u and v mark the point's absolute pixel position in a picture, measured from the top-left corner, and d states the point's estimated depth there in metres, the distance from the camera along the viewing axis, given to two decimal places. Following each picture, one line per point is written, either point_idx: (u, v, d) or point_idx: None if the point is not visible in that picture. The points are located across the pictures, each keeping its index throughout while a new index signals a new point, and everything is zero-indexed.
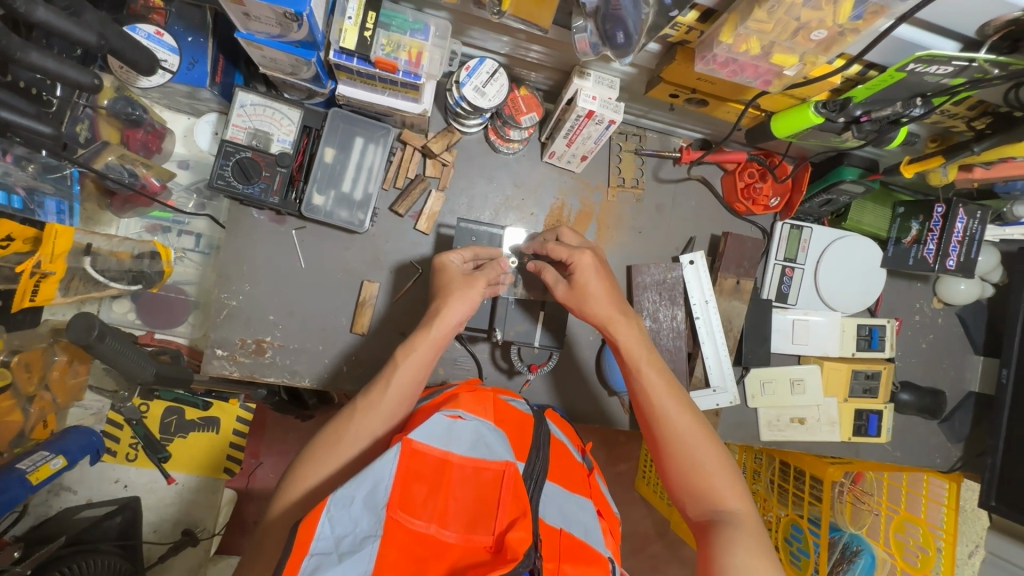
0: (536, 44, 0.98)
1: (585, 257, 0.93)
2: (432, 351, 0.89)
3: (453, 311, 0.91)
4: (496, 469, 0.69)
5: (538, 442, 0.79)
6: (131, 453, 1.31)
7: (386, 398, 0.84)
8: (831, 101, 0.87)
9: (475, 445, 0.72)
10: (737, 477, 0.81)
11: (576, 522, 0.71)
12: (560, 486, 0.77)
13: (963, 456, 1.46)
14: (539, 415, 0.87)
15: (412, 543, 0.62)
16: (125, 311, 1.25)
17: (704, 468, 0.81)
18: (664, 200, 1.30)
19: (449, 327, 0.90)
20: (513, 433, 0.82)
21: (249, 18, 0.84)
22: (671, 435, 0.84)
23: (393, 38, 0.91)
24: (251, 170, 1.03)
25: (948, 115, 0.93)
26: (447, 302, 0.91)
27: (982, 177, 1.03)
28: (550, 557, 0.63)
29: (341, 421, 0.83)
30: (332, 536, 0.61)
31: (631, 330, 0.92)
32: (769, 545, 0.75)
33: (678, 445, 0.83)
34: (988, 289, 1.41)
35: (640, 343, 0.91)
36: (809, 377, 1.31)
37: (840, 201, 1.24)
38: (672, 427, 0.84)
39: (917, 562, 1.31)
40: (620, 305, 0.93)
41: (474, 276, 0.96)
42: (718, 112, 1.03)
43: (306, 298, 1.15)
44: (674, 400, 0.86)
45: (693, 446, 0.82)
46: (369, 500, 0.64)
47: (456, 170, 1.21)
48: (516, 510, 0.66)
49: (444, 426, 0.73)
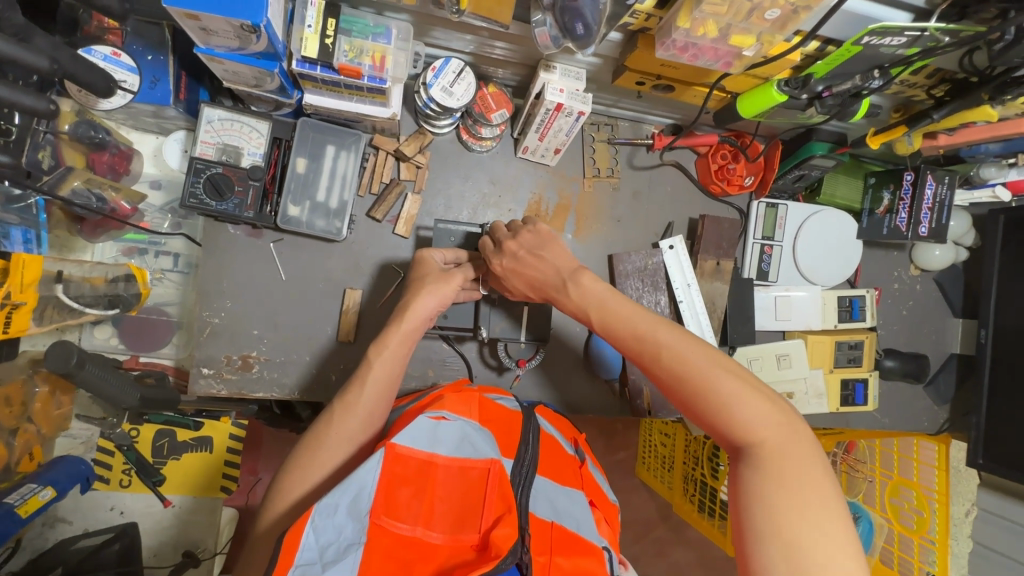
0: (500, 41, 0.98)
1: (500, 265, 0.95)
2: (404, 346, 0.88)
3: (423, 305, 0.91)
4: (481, 467, 0.70)
5: (525, 437, 0.80)
6: (125, 479, 1.30)
7: (364, 399, 0.83)
8: (792, 79, 0.88)
9: (460, 445, 0.72)
10: (756, 396, 0.70)
11: (567, 516, 0.71)
12: (550, 480, 0.78)
13: (951, 417, 1.51)
14: (527, 410, 0.88)
15: (398, 547, 0.62)
16: (107, 336, 1.24)
17: (713, 402, 0.71)
18: (640, 185, 1.32)
19: (421, 319, 0.90)
20: (502, 430, 0.82)
21: (206, 33, 0.81)
22: (666, 377, 0.76)
23: (355, 43, 0.90)
24: (222, 185, 1.02)
25: (907, 85, 0.94)
26: (417, 298, 0.91)
27: (947, 143, 1.05)
28: (541, 550, 0.64)
29: (320, 427, 0.82)
30: (317, 546, 0.61)
31: (582, 287, 0.86)
32: (812, 470, 0.65)
33: (675, 385, 0.75)
34: (963, 253, 1.45)
35: (598, 295, 0.85)
36: (795, 351, 1.33)
37: (813, 175, 1.25)
38: (662, 368, 0.76)
39: (913, 524, 1.35)
40: (556, 280, 0.90)
41: (451, 272, 0.97)
42: (685, 96, 1.04)
43: (290, 310, 1.15)
44: (655, 338, 0.78)
45: (691, 381, 0.73)
46: (354, 508, 0.64)
47: (431, 172, 1.21)
48: (502, 507, 0.67)
49: (427, 428, 0.73)
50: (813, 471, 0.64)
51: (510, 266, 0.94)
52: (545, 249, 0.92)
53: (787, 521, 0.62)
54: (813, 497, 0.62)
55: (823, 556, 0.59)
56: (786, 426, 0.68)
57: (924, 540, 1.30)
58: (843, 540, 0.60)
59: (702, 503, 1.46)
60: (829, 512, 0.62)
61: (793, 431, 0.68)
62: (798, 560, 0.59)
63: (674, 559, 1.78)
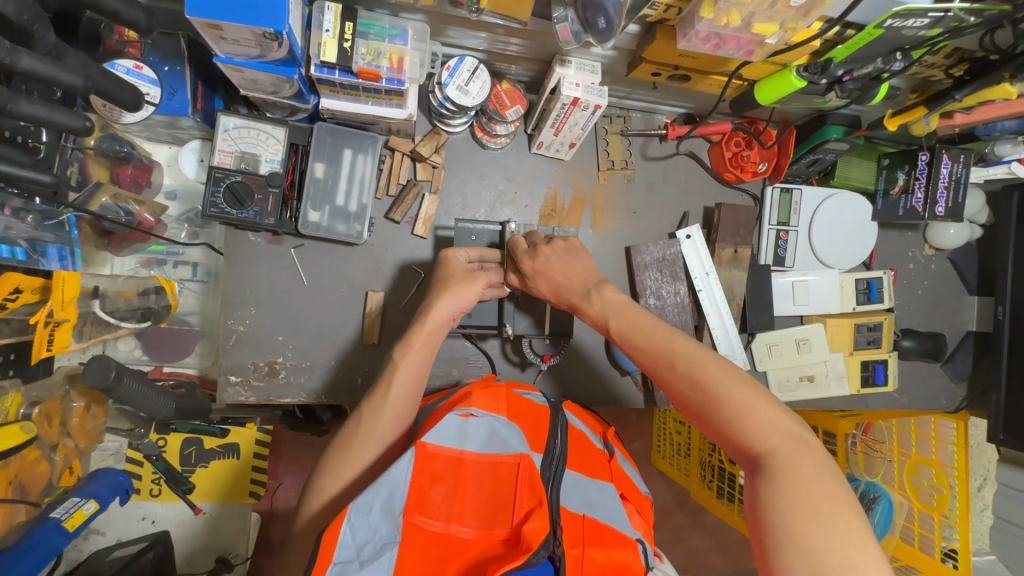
0: (515, 37, 0.98)
1: (531, 265, 0.96)
2: (429, 345, 0.89)
3: (446, 305, 0.91)
4: (511, 462, 0.71)
5: (553, 432, 0.81)
6: (155, 488, 1.31)
7: (391, 399, 0.84)
8: (811, 64, 0.88)
9: (489, 441, 0.73)
10: (770, 405, 0.71)
11: (598, 508, 0.73)
12: (580, 474, 0.79)
13: (969, 395, 1.51)
14: (554, 406, 0.89)
15: (431, 545, 0.63)
16: (131, 348, 1.25)
17: (727, 408, 0.72)
18: (654, 176, 1.32)
19: (443, 320, 0.91)
20: (530, 425, 0.83)
21: (224, 42, 0.81)
22: (681, 383, 0.77)
23: (372, 46, 0.89)
24: (242, 194, 1.03)
25: (926, 66, 0.94)
26: (441, 298, 0.92)
27: (964, 122, 1.05)
28: (574, 543, 0.65)
29: (350, 427, 0.83)
30: (354, 544, 0.62)
31: (601, 302, 0.91)
32: (828, 479, 0.63)
33: (690, 392, 0.76)
34: (978, 231, 1.45)
35: (615, 309, 0.89)
36: (814, 335, 1.34)
37: (827, 159, 1.25)
38: (676, 374, 0.78)
39: (932, 501, 1.41)
40: (581, 288, 0.94)
41: (475, 274, 0.97)
42: (701, 86, 1.04)
43: (313, 315, 1.16)
44: (670, 347, 0.80)
45: (705, 386, 0.74)
46: (388, 507, 0.65)
47: (446, 171, 1.21)
48: (532, 500, 0.67)
49: (456, 425, 0.74)
50: (828, 478, 0.63)
51: (540, 263, 0.96)
52: (577, 258, 0.97)
53: (803, 526, 0.60)
54: (829, 506, 0.61)
55: (843, 563, 0.57)
56: (800, 437, 0.68)
57: (944, 516, 1.36)
58: (862, 548, 0.58)
59: (721, 488, 1.48)
60: (848, 519, 0.60)
61: (807, 442, 0.68)
62: (817, 566, 0.57)
63: (692, 544, 1.80)
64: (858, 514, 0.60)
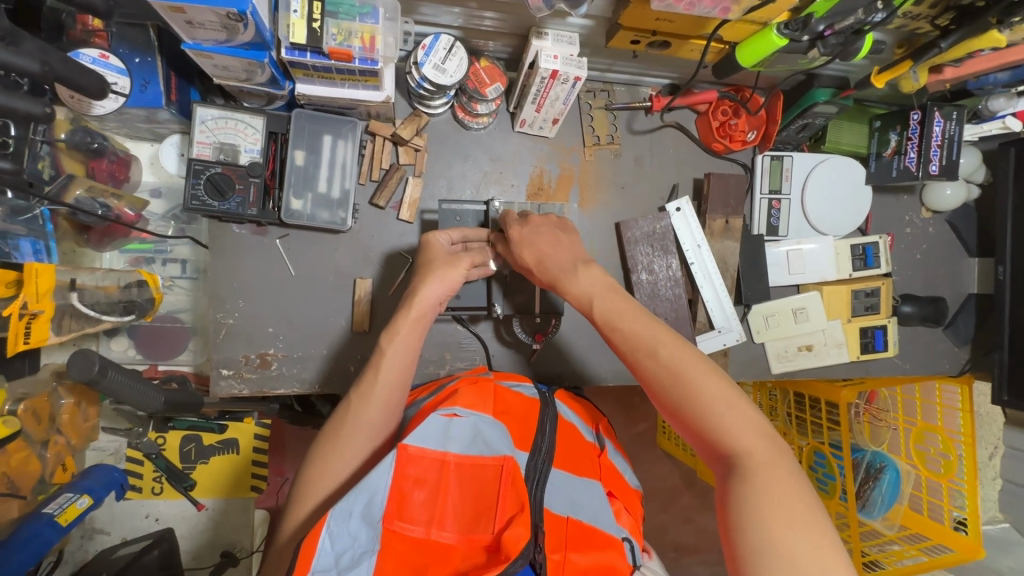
0: (489, 11, 0.96)
1: (518, 231, 0.96)
2: (415, 332, 0.88)
3: (431, 290, 0.90)
4: (494, 464, 0.70)
5: (541, 429, 0.82)
6: (157, 486, 1.31)
7: (378, 389, 0.83)
8: (792, 21, 0.86)
9: (473, 442, 0.73)
10: (746, 407, 0.71)
11: (584, 508, 0.74)
12: (565, 471, 0.79)
13: (972, 358, 1.49)
14: (544, 399, 0.90)
15: (411, 551, 0.63)
16: (124, 347, 1.25)
17: (706, 405, 0.71)
18: (642, 150, 1.30)
19: (428, 306, 0.90)
20: (517, 422, 0.83)
21: (192, 26, 0.80)
22: (663, 374, 0.76)
23: (343, 26, 0.88)
24: (223, 185, 1.03)
25: (910, 17, 0.92)
26: (426, 284, 0.90)
27: (954, 76, 1.03)
28: (555, 548, 0.67)
29: (338, 421, 0.83)
30: (333, 552, 0.62)
31: (586, 280, 0.88)
32: (800, 484, 0.64)
33: (670, 383, 0.75)
34: (975, 191, 1.42)
35: (599, 289, 0.87)
36: (810, 304, 1.33)
37: (816, 124, 1.22)
38: (656, 364, 0.76)
39: (940, 468, 1.40)
40: (568, 264, 0.91)
41: (459, 256, 0.95)
42: (682, 52, 1.02)
43: (302, 305, 1.15)
44: (653, 335, 0.79)
45: (686, 382, 0.74)
46: (367, 514, 0.65)
47: (430, 154, 1.20)
48: (514, 504, 0.67)
49: (439, 426, 0.74)
50: (800, 484, 0.64)
51: (525, 233, 0.95)
52: (565, 235, 0.95)
53: (778, 531, 0.60)
54: (803, 510, 0.61)
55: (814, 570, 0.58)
56: (773, 440, 0.69)
57: (953, 482, 1.36)
58: (832, 553, 0.59)
59: None
60: (817, 524, 0.61)
61: (779, 445, 0.68)
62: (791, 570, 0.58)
63: (701, 524, 1.79)
64: (827, 519, 0.61)
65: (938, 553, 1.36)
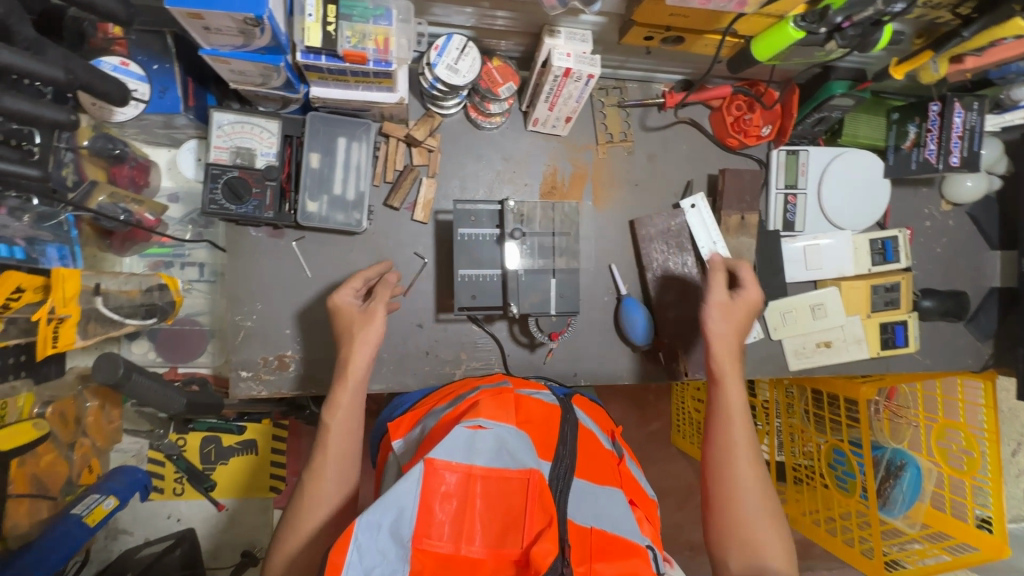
0: (501, 10, 0.96)
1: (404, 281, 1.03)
2: (356, 401, 0.94)
3: (361, 354, 0.96)
4: (520, 477, 0.70)
5: (563, 440, 0.82)
6: (178, 487, 1.33)
7: (330, 461, 0.88)
8: (809, 13, 0.85)
9: (498, 454, 0.72)
10: (786, 556, 0.87)
11: (606, 517, 0.75)
12: (587, 481, 0.80)
13: (995, 353, 1.46)
14: (563, 408, 0.90)
15: (441, 565, 0.64)
16: (145, 350, 1.27)
17: (756, 526, 0.88)
18: (655, 147, 1.29)
19: (361, 371, 0.95)
20: (538, 432, 0.83)
21: (209, 32, 0.80)
22: (736, 486, 0.91)
23: (357, 28, 0.89)
24: (240, 189, 1.03)
25: (930, 7, 0.90)
26: (352, 350, 0.96)
27: (975, 65, 1.01)
28: (580, 560, 0.67)
29: (297, 498, 0.86)
30: (361, 566, 0.62)
31: (737, 393, 1.00)
32: None
33: (741, 497, 0.90)
34: (996, 182, 1.40)
35: (738, 407, 0.99)
36: (829, 300, 1.31)
37: (833, 117, 1.21)
38: (738, 476, 0.92)
39: (963, 465, 1.37)
40: (731, 352, 1.04)
41: (371, 308, 1.00)
42: (696, 47, 1.01)
43: (318, 307, 1.16)
44: (749, 453, 0.94)
45: (752, 505, 0.90)
46: (396, 530, 0.64)
47: (443, 155, 1.20)
48: (543, 517, 0.68)
49: (465, 437, 0.72)
50: None
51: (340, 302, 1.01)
52: (740, 314, 1.08)
53: None
54: None
55: None
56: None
57: (976, 480, 1.32)
58: None
59: None
60: None
61: None
62: None
63: None
64: None
65: (961, 552, 1.34)
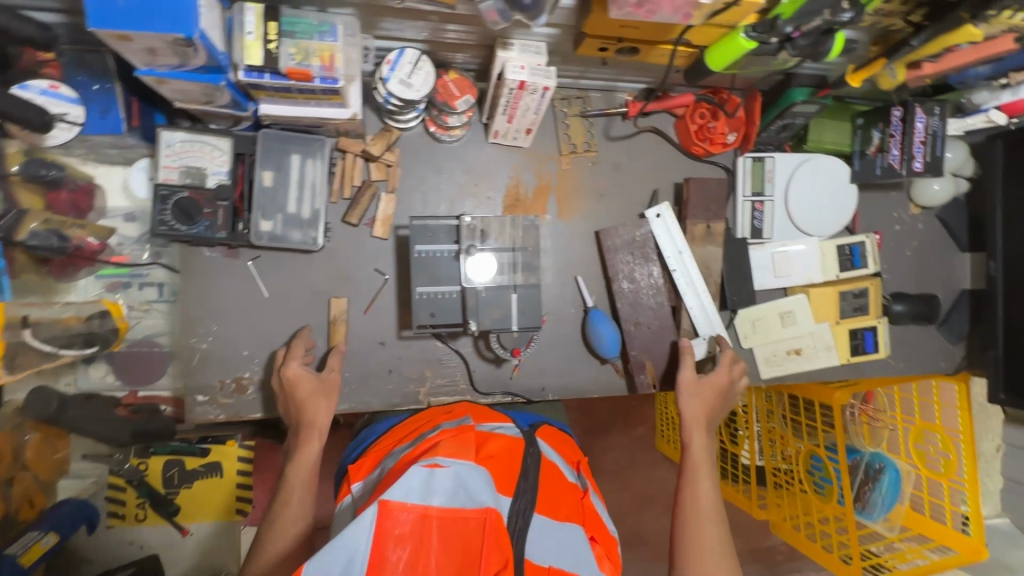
0: (452, 24, 0.94)
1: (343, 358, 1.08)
2: (315, 460, 0.93)
3: (322, 411, 0.98)
4: (476, 517, 0.68)
5: (524, 475, 0.81)
6: (140, 513, 1.30)
7: (286, 522, 0.85)
8: (759, 23, 0.84)
9: (454, 494, 0.71)
10: None
11: (567, 554, 0.74)
12: (549, 518, 0.77)
13: (968, 355, 1.46)
14: (527, 442, 0.89)
15: None
16: (103, 374, 1.21)
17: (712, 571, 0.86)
18: (620, 157, 1.28)
19: (322, 427, 0.97)
20: (499, 468, 0.82)
21: (140, 53, 0.78)
22: (697, 529, 0.91)
23: (301, 45, 0.86)
24: (191, 210, 1.01)
25: (882, 14, 0.89)
26: (317, 411, 0.98)
27: (932, 71, 1.00)
28: None
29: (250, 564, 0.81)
30: None
31: (703, 444, 1.04)
32: None
33: (700, 539, 0.90)
34: (963, 185, 1.39)
35: (705, 457, 1.02)
36: (798, 307, 1.30)
37: (796, 124, 1.20)
38: (698, 519, 0.93)
39: (940, 468, 1.36)
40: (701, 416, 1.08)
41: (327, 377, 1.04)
42: (652, 57, 0.99)
43: (277, 327, 1.13)
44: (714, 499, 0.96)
45: (710, 547, 0.89)
46: None
47: (403, 169, 1.18)
48: (499, 557, 0.66)
49: (421, 477, 0.71)
50: None
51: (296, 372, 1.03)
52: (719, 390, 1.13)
53: None
54: None
55: None
56: None
57: (952, 482, 1.31)
58: None
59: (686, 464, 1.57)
60: None
61: None
62: None
63: None
64: None
65: (940, 554, 1.34)
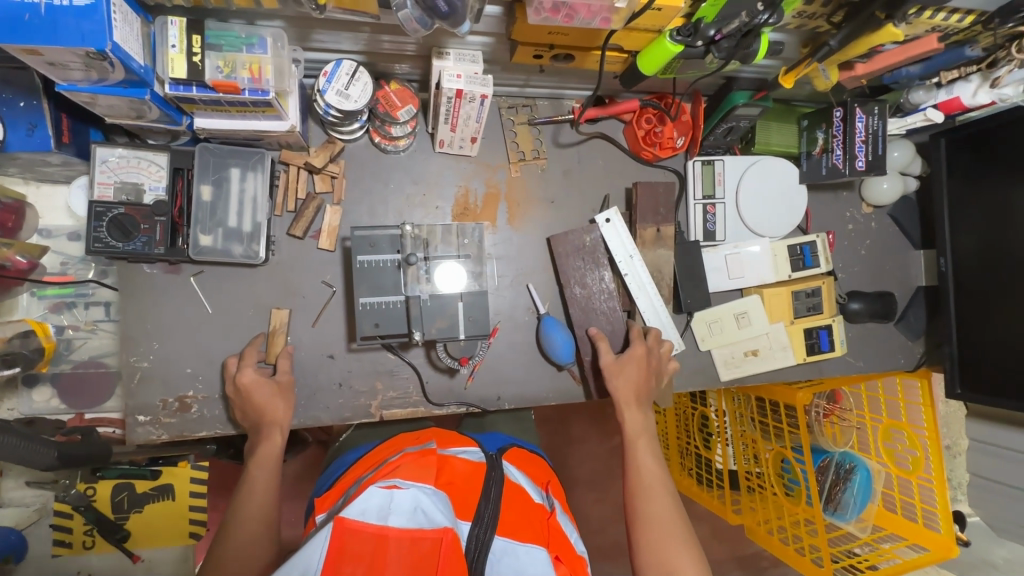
0: (385, 35, 0.94)
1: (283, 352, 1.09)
2: (268, 471, 0.98)
3: (279, 410, 1.05)
4: (434, 536, 0.65)
5: (484, 497, 0.80)
6: (88, 540, 1.26)
7: (239, 529, 0.89)
8: (683, 27, 0.85)
9: (414, 514, 0.68)
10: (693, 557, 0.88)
11: None
12: (508, 539, 0.75)
13: (927, 352, 1.46)
14: (489, 464, 0.88)
15: None
16: (47, 398, 1.19)
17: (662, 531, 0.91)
18: (570, 163, 1.28)
19: (274, 447, 1.01)
20: (458, 495, 0.79)
21: (56, 68, 0.77)
22: (643, 497, 0.96)
23: (228, 57, 0.86)
24: (128, 226, 1.00)
25: (806, 16, 0.91)
26: (273, 416, 1.04)
27: (864, 72, 1.02)
28: None
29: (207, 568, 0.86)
30: None
31: (639, 417, 1.10)
32: None
33: (649, 505, 0.95)
34: (912, 183, 1.41)
35: (642, 429, 1.08)
36: (752, 308, 1.31)
37: (742, 126, 1.21)
38: (644, 487, 0.97)
39: (909, 465, 1.37)
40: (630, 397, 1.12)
41: (280, 381, 1.07)
42: (588, 64, 1.01)
43: (222, 343, 1.11)
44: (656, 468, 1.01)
45: (658, 510, 0.93)
46: None
47: (348, 180, 1.17)
48: None
49: (380, 497, 0.68)
50: None
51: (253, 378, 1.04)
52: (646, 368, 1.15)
53: None
54: None
55: None
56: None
57: (922, 479, 1.32)
58: None
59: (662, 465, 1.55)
60: None
61: None
62: None
63: None
64: None
65: (912, 552, 1.33)
